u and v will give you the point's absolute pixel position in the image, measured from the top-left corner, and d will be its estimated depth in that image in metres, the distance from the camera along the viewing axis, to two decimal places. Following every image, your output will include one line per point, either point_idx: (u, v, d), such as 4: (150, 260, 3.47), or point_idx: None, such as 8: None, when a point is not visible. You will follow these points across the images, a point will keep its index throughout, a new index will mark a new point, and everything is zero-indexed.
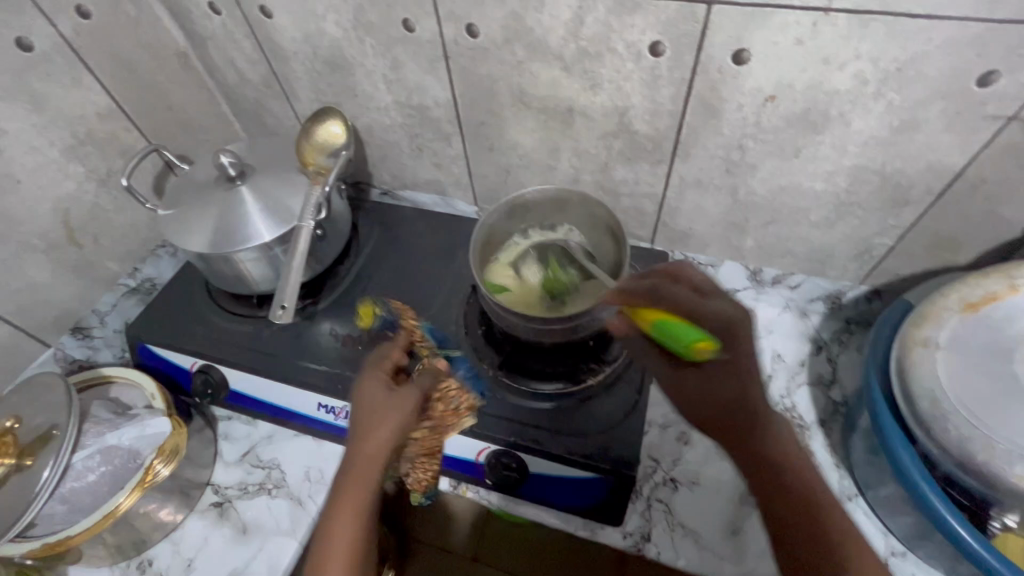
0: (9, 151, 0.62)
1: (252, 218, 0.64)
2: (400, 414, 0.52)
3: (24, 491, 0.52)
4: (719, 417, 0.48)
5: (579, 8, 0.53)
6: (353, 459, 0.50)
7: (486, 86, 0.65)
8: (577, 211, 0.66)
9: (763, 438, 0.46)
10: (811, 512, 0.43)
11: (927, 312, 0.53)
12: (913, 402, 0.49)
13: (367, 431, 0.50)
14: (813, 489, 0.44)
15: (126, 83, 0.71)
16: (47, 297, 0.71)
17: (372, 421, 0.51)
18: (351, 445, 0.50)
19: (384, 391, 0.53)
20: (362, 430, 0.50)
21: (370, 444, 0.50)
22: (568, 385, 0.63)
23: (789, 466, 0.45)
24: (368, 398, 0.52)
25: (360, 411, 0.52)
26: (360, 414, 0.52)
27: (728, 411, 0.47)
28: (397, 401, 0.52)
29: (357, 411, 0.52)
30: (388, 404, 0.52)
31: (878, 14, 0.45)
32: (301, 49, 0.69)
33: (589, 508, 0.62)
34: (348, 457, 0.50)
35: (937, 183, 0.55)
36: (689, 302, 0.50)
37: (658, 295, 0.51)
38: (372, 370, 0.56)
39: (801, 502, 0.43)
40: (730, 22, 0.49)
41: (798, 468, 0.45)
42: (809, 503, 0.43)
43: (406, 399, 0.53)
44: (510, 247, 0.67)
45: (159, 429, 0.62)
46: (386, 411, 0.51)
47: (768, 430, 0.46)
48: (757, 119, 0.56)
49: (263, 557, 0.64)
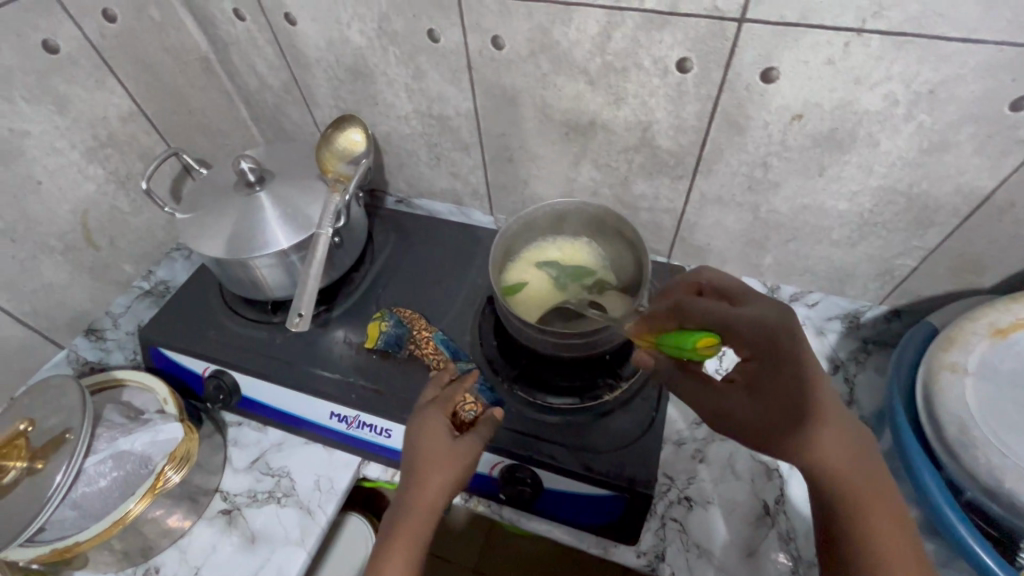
0: (31, 152, 0.62)
1: (270, 225, 0.64)
2: (458, 466, 0.52)
3: (35, 495, 0.52)
4: (770, 428, 0.45)
5: (607, 23, 0.53)
6: (408, 503, 0.50)
7: (508, 98, 0.65)
8: (608, 227, 0.64)
9: (822, 438, 0.42)
10: (867, 521, 0.40)
11: (954, 336, 0.52)
12: (940, 427, 0.49)
13: (424, 478, 0.51)
14: (880, 499, 0.41)
15: (148, 87, 0.71)
16: (63, 298, 0.71)
17: (435, 466, 0.51)
18: (408, 488, 0.51)
19: (446, 439, 0.53)
20: (419, 477, 0.51)
21: (426, 493, 0.50)
22: (584, 400, 0.63)
23: (853, 470, 0.42)
24: (432, 441, 0.52)
25: (418, 455, 0.52)
26: (417, 458, 0.52)
27: (778, 416, 0.45)
28: (456, 451, 0.52)
29: (414, 453, 0.52)
30: (448, 454, 0.52)
31: (912, 36, 0.45)
32: (324, 56, 0.69)
33: (603, 526, 0.61)
34: (407, 497, 0.51)
35: (964, 206, 0.55)
36: (718, 311, 0.49)
37: (683, 313, 0.50)
38: (431, 408, 0.55)
39: (856, 507, 0.41)
40: (761, 40, 0.49)
41: (863, 476, 0.42)
42: (868, 513, 0.40)
43: (465, 451, 0.52)
44: (535, 249, 0.66)
45: (172, 434, 0.61)
46: (450, 461, 0.52)
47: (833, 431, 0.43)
48: (783, 137, 0.56)
49: (272, 566, 0.63)
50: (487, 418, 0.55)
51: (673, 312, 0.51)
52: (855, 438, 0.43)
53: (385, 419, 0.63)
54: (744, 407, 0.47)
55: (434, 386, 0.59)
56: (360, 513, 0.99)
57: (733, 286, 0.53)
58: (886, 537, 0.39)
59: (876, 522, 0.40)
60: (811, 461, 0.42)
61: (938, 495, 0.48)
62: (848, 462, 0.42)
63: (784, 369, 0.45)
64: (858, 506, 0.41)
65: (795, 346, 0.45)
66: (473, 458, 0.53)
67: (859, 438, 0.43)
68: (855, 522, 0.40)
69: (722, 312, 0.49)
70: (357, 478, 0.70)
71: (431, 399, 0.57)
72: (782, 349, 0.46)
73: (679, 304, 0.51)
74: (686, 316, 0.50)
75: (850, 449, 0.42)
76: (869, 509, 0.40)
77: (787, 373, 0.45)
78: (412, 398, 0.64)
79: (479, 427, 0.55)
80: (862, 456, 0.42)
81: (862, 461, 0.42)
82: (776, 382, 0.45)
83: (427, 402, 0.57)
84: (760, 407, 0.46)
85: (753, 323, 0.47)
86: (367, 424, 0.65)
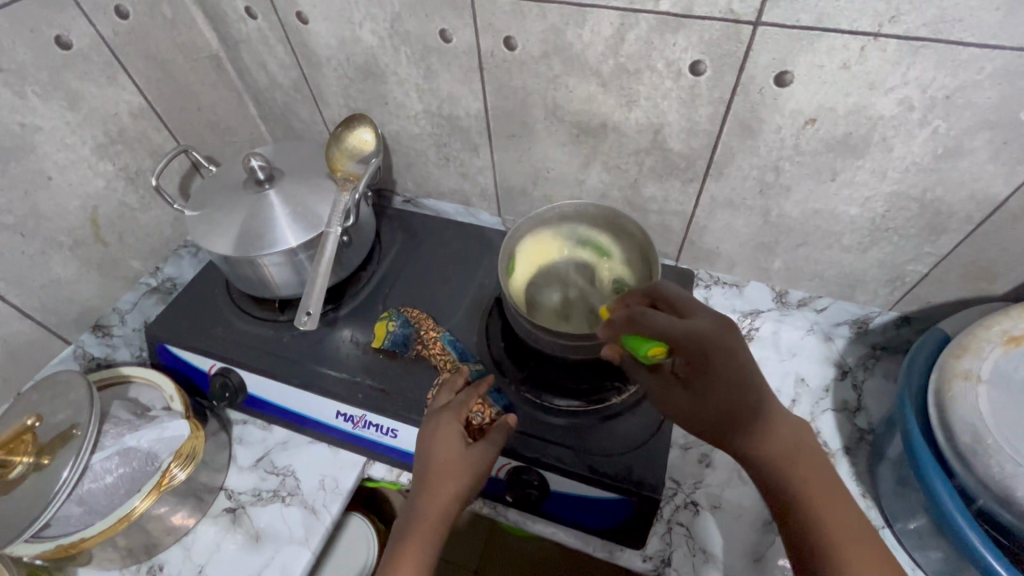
0: (42, 147, 0.62)
1: (279, 223, 0.64)
2: (472, 474, 0.53)
3: (41, 491, 0.52)
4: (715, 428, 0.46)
5: (621, 25, 0.53)
6: (422, 510, 0.51)
7: (519, 99, 0.65)
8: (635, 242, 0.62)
9: (765, 434, 0.44)
10: (817, 514, 0.41)
11: (967, 343, 0.52)
12: (953, 435, 0.48)
13: (438, 486, 0.52)
14: (827, 490, 0.42)
15: (159, 84, 0.71)
16: (72, 294, 0.71)
17: (445, 474, 0.52)
18: (421, 495, 0.52)
19: (458, 447, 0.54)
20: (433, 484, 0.52)
21: (439, 499, 0.51)
22: (591, 403, 0.62)
23: (798, 463, 0.43)
24: (442, 449, 0.53)
25: (432, 462, 0.53)
26: (431, 466, 0.53)
27: (715, 417, 0.46)
28: (470, 459, 0.53)
29: (427, 460, 0.53)
30: (461, 461, 0.53)
31: (929, 41, 0.45)
32: (335, 55, 0.69)
33: (610, 529, 0.61)
34: (418, 506, 0.52)
35: (978, 212, 0.55)
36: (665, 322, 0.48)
37: (637, 324, 0.48)
38: (445, 415, 0.56)
39: (801, 501, 0.42)
40: (776, 44, 0.49)
41: (811, 468, 0.43)
42: (818, 505, 0.42)
43: (479, 459, 0.54)
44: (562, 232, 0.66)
45: (178, 432, 0.61)
46: (459, 469, 0.53)
47: (776, 425, 0.45)
48: (796, 141, 0.56)
49: (276, 565, 0.63)
50: (500, 425, 0.57)
51: (628, 320, 0.49)
52: (795, 430, 0.45)
53: (392, 419, 0.63)
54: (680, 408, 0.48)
55: (447, 392, 0.59)
56: (361, 513, 0.99)
57: (679, 297, 0.51)
58: (838, 527, 0.41)
59: (828, 514, 0.41)
60: (753, 458, 0.44)
61: (950, 503, 0.48)
62: (792, 455, 0.44)
63: (723, 377, 0.45)
64: (807, 498, 0.42)
65: (733, 353, 0.46)
66: (486, 466, 0.54)
67: (799, 430, 0.45)
68: (807, 516, 0.42)
69: (670, 325, 0.47)
70: (362, 478, 0.70)
71: (443, 406, 0.58)
72: (721, 358, 0.45)
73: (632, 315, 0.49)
74: (639, 327, 0.48)
75: (794, 442, 0.44)
76: (817, 501, 0.42)
77: (723, 379, 0.45)
78: (419, 398, 0.64)
79: (492, 433, 0.56)
80: (804, 447, 0.44)
81: (806, 453, 0.44)
82: (715, 388, 0.46)
83: (441, 409, 0.57)
84: (699, 409, 0.47)
85: (695, 336, 0.46)
86: (373, 424, 0.65)
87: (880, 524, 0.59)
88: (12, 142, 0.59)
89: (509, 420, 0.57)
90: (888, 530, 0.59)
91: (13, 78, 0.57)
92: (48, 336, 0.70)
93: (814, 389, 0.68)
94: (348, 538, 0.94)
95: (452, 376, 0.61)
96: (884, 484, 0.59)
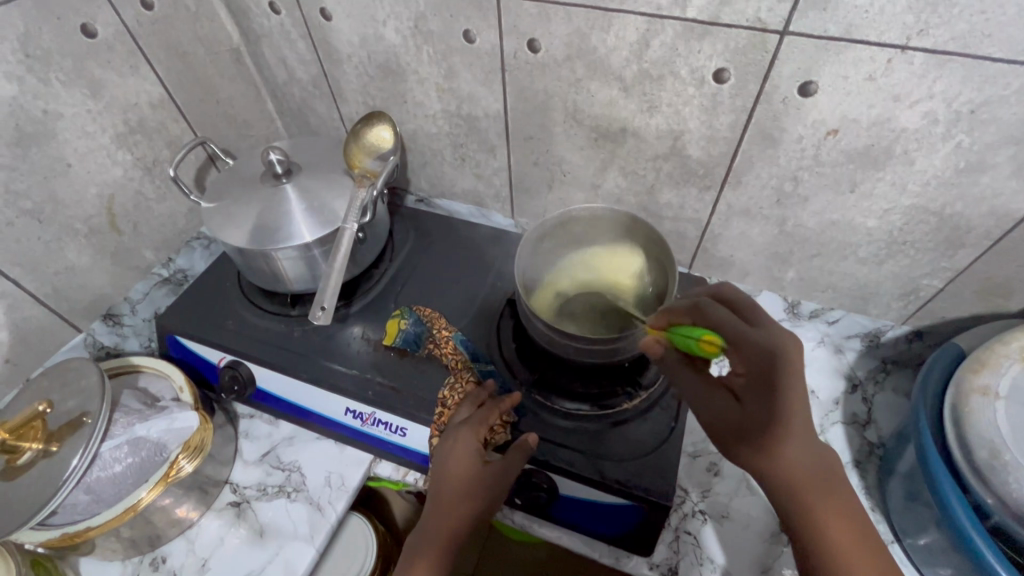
0: (63, 134, 0.62)
1: (296, 218, 0.64)
2: (485, 495, 0.53)
3: (50, 478, 0.51)
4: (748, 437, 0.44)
5: (646, 31, 0.53)
6: (432, 526, 0.52)
7: (540, 101, 0.65)
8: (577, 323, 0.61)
9: (784, 454, 0.42)
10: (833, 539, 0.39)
11: (984, 359, 0.52)
12: (970, 451, 0.48)
13: (450, 504, 0.52)
14: (844, 515, 0.40)
15: (179, 75, 0.71)
16: (84, 282, 0.71)
17: (457, 490, 0.52)
18: (434, 511, 0.53)
19: (473, 465, 0.53)
20: (445, 502, 0.52)
21: (450, 517, 0.52)
22: (603, 408, 0.62)
23: (819, 488, 0.41)
24: (456, 464, 0.53)
25: (445, 479, 0.53)
26: (446, 482, 0.53)
27: (751, 432, 0.44)
28: (484, 478, 0.53)
29: (441, 476, 0.54)
30: (475, 479, 0.53)
31: (956, 55, 0.45)
32: (357, 52, 0.69)
33: (618, 535, 0.60)
34: (429, 517, 0.53)
35: (996, 228, 0.55)
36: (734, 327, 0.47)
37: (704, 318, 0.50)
38: (463, 430, 0.56)
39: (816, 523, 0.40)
40: (802, 54, 0.49)
41: (828, 486, 0.41)
42: (833, 529, 0.40)
43: (493, 478, 0.53)
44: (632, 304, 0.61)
45: (188, 423, 0.61)
46: (472, 488, 0.52)
47: (800, 448, 0.42)
48: (816, 151, 0.56)
49: (280, 561, 0.63)
50: (520, 444, 0.56)
51: (694, 311, 0.51)
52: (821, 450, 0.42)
53: (402, 417, 0.63)
54: (720, 416, 0.47)
55: (468, 405, 0.59)
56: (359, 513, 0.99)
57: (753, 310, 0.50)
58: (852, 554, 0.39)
59: (842, 538, 0.39)
60: (771, 480, 0.42)
61: (964, 516, 0.48)
62: (814, 478, 0.41)
63: (778, 388, 0.43)
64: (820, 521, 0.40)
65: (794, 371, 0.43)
66: (502, 487, 0.54)
67: (824, 452, 0.42)
68: (821, 540, 0.40)
69: (733, 328, 0.47)
70: (368, 476, 0.70)
71: (463, 420, 0.57)
72: (781, 375, 0.43)
73: (700, 307, 0.51)
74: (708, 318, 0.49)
75: (816, 460, 0.41)
76: (831, 524, 0.40)
77: (777, 389, 0.43)
78: (429, 397, 0.64)
79: (511, 452, 0.55)
80: (829, 472, 0.42)
81: (829, 476, 0.41)
82: (765, 400, 0.44)
83: (459, 423, 0.57)
84: (741, 419, 0.45)
85: (759, 337, 0.45)
86: (382, 422, 0.65)
87: (890, 539, 0.59)
88: (33, 127, 0.59)
89: (530, 440, 0.56)
90: (898, 546, 0.58)
91: (38, 64, 0.58)
92: (58, 323, 0.70)
93: (823, 402, 0.68)
94: (351, 534, 0.95)
95: (475, 390, 0.61)
96: (894, 499, 0.59)
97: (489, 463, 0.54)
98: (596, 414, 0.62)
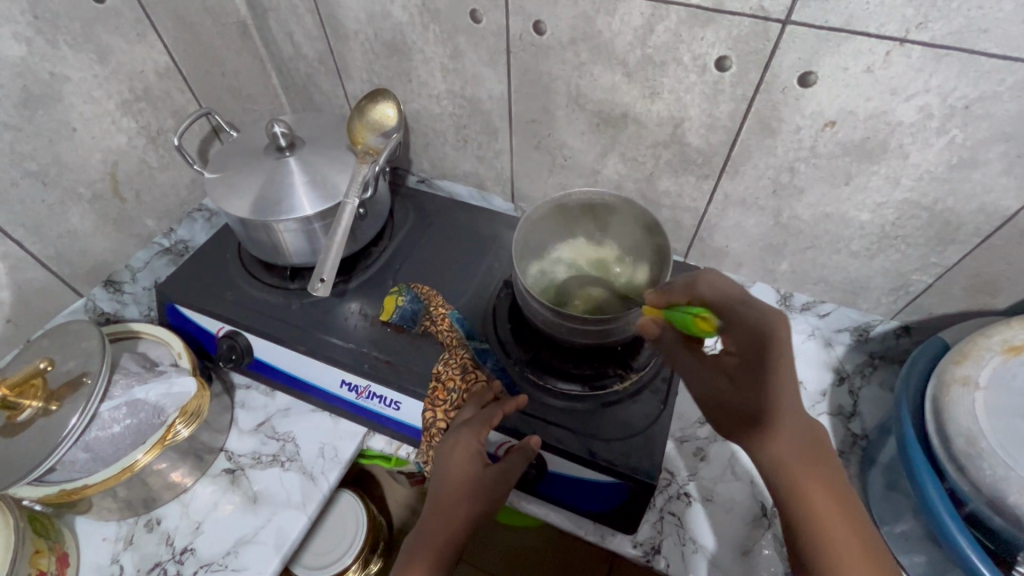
0: (69, 97, 0.63)
1: (297, 191, 0.64)
2: (486, 498, 0.51)
3: (48, 435, 0.52)
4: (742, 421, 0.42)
5: (651, 16, 0.54)
6: (430, 529, 0.49)
7: (543, 84, 0.65)
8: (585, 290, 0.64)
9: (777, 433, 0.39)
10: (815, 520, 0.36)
11: (967, 350, 0.53)
12: (948, 439, 0.50)
13: (448, 508, 0.50)
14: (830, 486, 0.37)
15: (186, 47, 0.72)
16: (86, 247, 0.71)
17: (454, 493, 0.50)
18: (432, 509, 0.50)
19: (474, 470, 0.52)
20: (445, 506, 0.50)
21: (452, 523, 0.49)
22: (593, 389, 0.63)
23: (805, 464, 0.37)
24: (455, 470, 0.52)
25: (445, 484, 0.51)
26: (446, 485, 0.51)
27: (741, 408, 0.42)
28: (488, 482, 0.51)
29: (442, 478, 0.52)
30: (478, 484, 0.51)
31: (953, 50, 0.46)
32: (363, 29, 0.70)
33: (604, 513, 0.62)
34: (424, 519, 0.50)
35: (986, 225, 0.56)
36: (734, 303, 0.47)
37: (697, 295, 0.50)
38: (469, 429, 0.55)
39: (800, 493, 0.37)
40: (802, 44, 0.50)
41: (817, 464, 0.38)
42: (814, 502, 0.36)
43: (494, 484, 0.52)
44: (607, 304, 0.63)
45: (186, 388, 0.62)
46: (472, 492, 0.51)
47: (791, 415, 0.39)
48: (814, 143, 0.57)
49: (271, 527, 0.64)
50: (522, 448, 0.56)
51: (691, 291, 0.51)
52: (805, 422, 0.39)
53: (396, 390, 0.64)
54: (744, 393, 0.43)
55: (473, 403, 0.58)
56: (350, 490, 0.99)
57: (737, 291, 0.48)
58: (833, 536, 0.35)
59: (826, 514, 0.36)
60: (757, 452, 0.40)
61: (939, 500, 0.49)
62: (802, 457, 0.38)
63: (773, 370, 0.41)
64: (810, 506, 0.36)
65: (784, 352, 0.41)
66: (501, 494, 0.52)
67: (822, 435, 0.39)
68: (798, 505, 0.37)
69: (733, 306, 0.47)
70: (361, 449, 0.71)
71: (465, 421, 0.56)
72: (771, 350, 0.42)
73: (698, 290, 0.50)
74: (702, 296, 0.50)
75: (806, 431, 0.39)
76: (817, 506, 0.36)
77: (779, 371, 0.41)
78: (424, 371, 0.65)
79: (513, 456, 0.55)
80: (816, 445, 0.38)
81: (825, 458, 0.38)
82: (757, 378, 0.42)
83: (461, 424, 0.56)
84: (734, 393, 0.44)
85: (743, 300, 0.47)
86: (376, 395, 0.66)
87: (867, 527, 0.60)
88: (40, 89, 0.60)
89: (531, 443, 0.56)
90: None
91: (46, 26, 0.58)
92: (59, 286, 0.70)
93: (811, 393, 0.70)
94: (342, 512, 0.95)
95: (481, 388, 0.60)
96: (873, 486, 0.60)
97: (489, 466, 0.53)
98: (586, 395, 0.63)
